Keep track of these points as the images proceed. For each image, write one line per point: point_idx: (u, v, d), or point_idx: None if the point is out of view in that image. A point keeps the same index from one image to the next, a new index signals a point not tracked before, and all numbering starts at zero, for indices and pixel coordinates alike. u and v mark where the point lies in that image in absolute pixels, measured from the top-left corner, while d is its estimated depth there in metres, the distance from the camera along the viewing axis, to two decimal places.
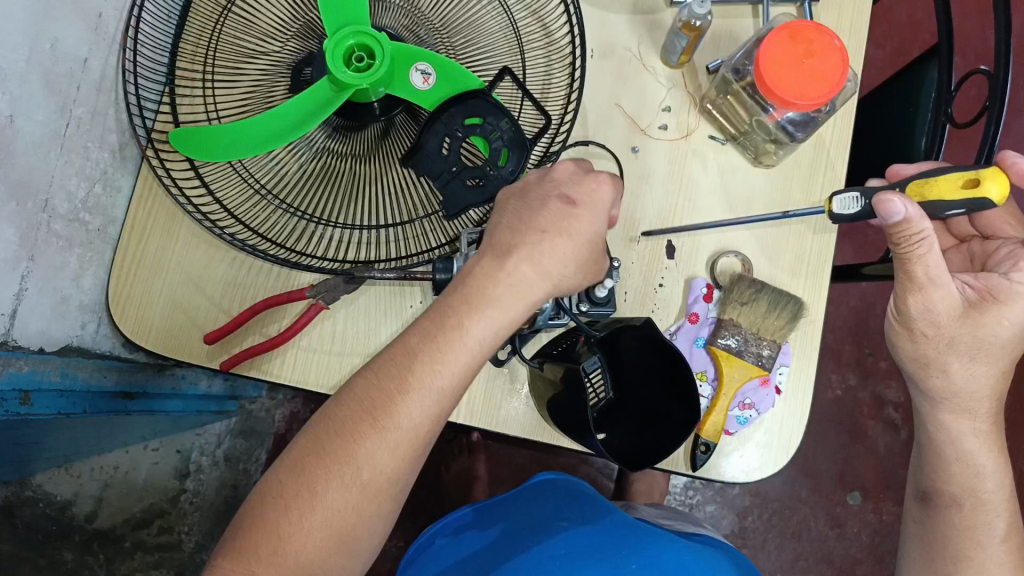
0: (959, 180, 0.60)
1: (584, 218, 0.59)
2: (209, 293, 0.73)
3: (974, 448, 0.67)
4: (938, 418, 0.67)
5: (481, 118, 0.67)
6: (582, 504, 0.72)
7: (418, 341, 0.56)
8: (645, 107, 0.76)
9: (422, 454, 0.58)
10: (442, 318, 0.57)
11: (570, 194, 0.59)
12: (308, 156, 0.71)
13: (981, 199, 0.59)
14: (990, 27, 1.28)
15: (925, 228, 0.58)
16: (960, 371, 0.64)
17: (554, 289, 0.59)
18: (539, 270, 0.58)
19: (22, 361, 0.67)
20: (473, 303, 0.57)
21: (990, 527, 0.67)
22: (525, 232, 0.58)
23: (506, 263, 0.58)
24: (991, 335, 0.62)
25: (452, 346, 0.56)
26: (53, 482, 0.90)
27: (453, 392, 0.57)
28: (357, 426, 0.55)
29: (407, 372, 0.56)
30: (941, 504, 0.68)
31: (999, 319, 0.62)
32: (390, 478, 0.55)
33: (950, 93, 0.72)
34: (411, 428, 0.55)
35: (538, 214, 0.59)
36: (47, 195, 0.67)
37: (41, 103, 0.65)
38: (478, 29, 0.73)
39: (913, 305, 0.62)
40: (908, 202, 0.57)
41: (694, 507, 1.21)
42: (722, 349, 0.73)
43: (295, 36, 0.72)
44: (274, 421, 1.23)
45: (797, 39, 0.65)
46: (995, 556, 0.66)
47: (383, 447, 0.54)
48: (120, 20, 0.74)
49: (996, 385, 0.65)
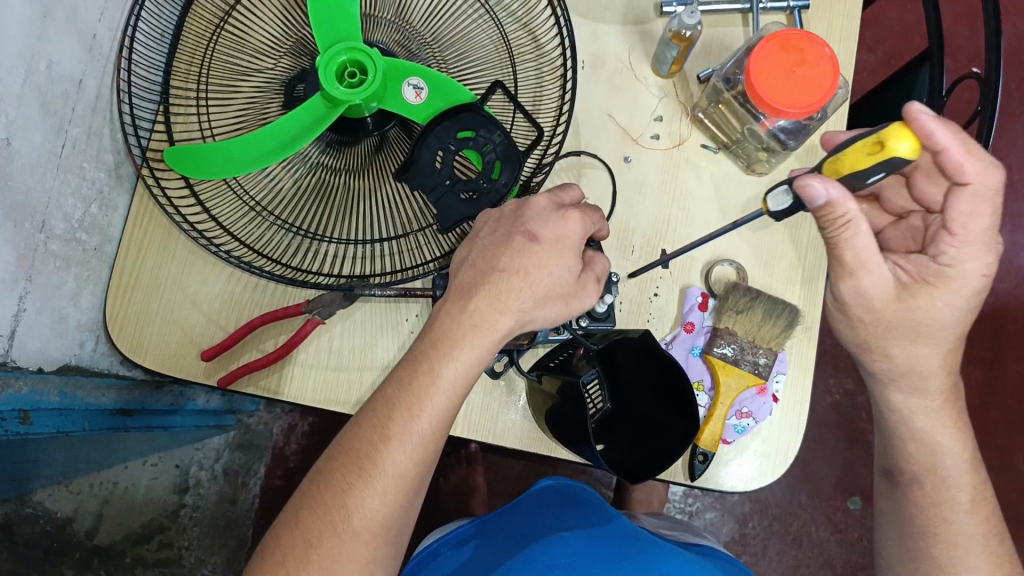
0: (865, 147, 0.54)
1: (543, 254, 0.60)
2: (206, 309, 0.74)
3: (927, 427, 0.65)
4: (890, 400, 0.66)
5: (474, 131, 0.67)
6: (582, 512, 0.71)
7: (395, 390, 0.59)
8: (637, 117, 0.76)
9: (415, 496, 0.60)
10: (415, 364, 0.60)
11: (535, 231, 0.61)
12: (302, 171, 0.72)
13: (887, 161, 0.53)
14: (981, 30, 1.28)
15: (851, 208, 0.57)
16: (902, 354, 0.63)
17: (518, 324, 0.61)
18: (520, 303, 0.60)
19: (21, 381, 0.68)
20: (440, 347, 0.60)
21: (954, 501, 0.65)
22: (482, 274, 0.61)
23: (468, 305, 0.61)
24: (927, 317, 0.61)
25: (431, 389, 0.59)
26: (53, 498, 0.93)
27: (435, 435, 0.60)
28: (346, 476, 0.58)
29: (387, 421, 0.58)
30: (905, 480, 0.68)
31: (933, 302, 0.60)
32: (384, 524, 0.58)
33: (941, 99, 0.72)
34: (396, 473, 0.58)
35: (505, 252, 0.61)
36: (44, 215, 0.68)
37: (38, 124, 0.65)
38: (470, 42, 0.73)
39: (845, 291, 0.62)
40: (828, 184, 0.56)
41: (693, 515, 1.22)
42: (718, 358, 0.73)
43: (288, 53, 0.72)
44: (274, 434, 1.21)
45: (787, 48, 0.65)
46: (966, 529, 0.65)
47: (373, 495, 0.57)
48: (114, 40, 0.74)
49: (946, 363, 0.64)
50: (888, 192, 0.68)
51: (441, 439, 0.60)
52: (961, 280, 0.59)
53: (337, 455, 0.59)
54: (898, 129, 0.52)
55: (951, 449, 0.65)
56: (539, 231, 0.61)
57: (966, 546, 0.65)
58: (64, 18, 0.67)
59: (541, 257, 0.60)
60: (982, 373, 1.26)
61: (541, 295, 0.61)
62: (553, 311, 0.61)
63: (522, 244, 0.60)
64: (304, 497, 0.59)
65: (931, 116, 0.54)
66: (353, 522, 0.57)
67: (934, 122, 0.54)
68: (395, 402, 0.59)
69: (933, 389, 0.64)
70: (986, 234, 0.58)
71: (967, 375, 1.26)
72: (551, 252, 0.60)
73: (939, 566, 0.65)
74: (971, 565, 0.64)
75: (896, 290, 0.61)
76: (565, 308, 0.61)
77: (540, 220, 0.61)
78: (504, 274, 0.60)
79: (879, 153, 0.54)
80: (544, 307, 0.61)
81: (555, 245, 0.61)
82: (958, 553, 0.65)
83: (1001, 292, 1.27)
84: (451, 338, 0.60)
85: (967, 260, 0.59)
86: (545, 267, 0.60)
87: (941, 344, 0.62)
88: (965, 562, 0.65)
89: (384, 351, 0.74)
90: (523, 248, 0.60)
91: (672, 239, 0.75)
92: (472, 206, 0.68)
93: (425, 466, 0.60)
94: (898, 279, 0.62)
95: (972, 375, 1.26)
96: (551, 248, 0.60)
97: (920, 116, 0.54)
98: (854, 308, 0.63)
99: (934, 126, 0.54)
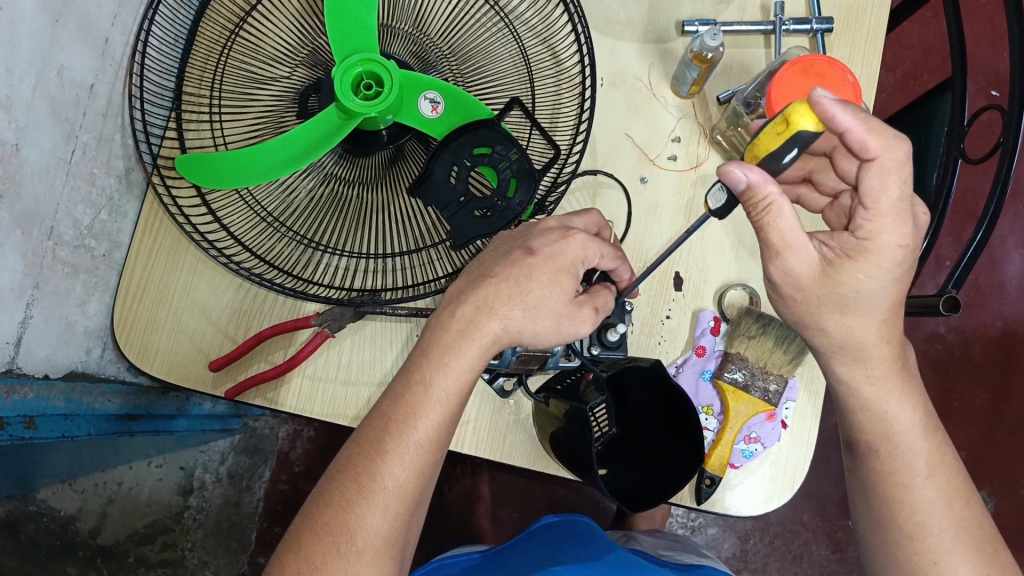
0: (774, 128, 0.55)
1: (540, 266, 0.59)
2: (215, 319, 0.73)
3: (873, 396, 0.61)
4: (832, 370, 0.62)
5: (490, 148, 0.66)
6: (577, 544, 0.70)
7: (390, 405, 0.59)
8: (655, 136, 0.76)
9: (415, 514, 0.60)
10: (408, 375, 0.59)
11: (531, 244, 0.60)
12: (316, 182, 0.71)
13: (796, 136, 0.54)
14: (1002, 53, 1.27)
15: (772, 192, 0.54)
16: (836, 329, 0.59)
17: (503, 328, 0.60)
18: (509, 310, 0.59)
19: (27, 387, 0.67)
20: (432, 357, 0.59)
21: (911, 466, 0.61)
22: (481, 281, 0.60)
23: (454, 311, 0.60)
24: (853, 292, 0.57)
25: (426, 398, 0.58)
26: (58, 497, 0.92)
27: (433, 448, 0.59)
28: (346, 494, 0.57)
29: (384, 434, 0.58)
30: (860, 449, 0.64)
31: (856, 277, 0.56)
32: (388, 540, 0.57)
33: (963, 128, 0.71)
34: (396, 487, 0.57)
35: (501, 262, 0.60)
36: (52, 222, 0.67)
37: (47, 131, 0.65)
38: (488, 55, 0.72)
39: (774, 272, 0.59)
40: (748, 168, 0.54)
41: (696, 530, 1.21)
42: (728, 383, 0.73)
43: (302, 63, 0.72)
44: (279, 439, 1.18)
45: (809, 74, 0.64)
46: (926, 494, 0.61)
47: (374, 511, 0.57)
48: (126, 44, 0.74)
49: (885, 334, 0.59)
50: (819, 175, 0.66)
51: (436, 451, 0.59)
52: (881, 253, 0.55)
53: (336, 474, 0.59)
54: (805, 108, 0.54)
55: (902, 409, 0.61)
56: (539, 247, 0.60)
57: (927, 511, 0.61)
58: (77, 23, 0.67)
59: (535, 269, 0.59)
60: (987, 397, 1.26)
61: (531, 307, 0.59)
62: (547, 321, 0.60)
63: (518, 257, 0.60)
64: (306, 519, 0.59)
65: (834, 100, 0.52)
66: (357, 541, 0.56)
67: (837, 107, 0.52)
68: (392, 415, 0.58)
69: (876, 358, 0.60)
70: (900, 205, 0.54)
71: (972, 399, 1.26)
72: (547, 266, 0.59)
73: (906, 532, 0.62)
74: (935, 527, 0.61)
75: (818, 266, 0.57)
76: (555, 326, 0.60)
77: (540, 237, 0.61)
78: (495, 280, 0.59)
79: (788, 131, 0.54)
80: (536, 318, 0.59)
81: (551, 260, 0.60)
82: (921, 518, 0.61)
83: (1010, 317, 1.27)
84: (440, 345, 0.59)
85: (884, 232, 0.54)
86: (535, 279, 0.59)
87: (874, 316, 0.58)
88: (931, 523, 0.61)
89: (393, 367, 0.74)
90: (519, 260, 0.60)
91: (686, 260, 0.75)
92: (486, 224, 0.66)
93: (425, 481, 0.59)
94: (822, 256, 0.57)
95: (978, 398, 1.26)
96: (547, 262, 0.59)
97: (824, 103, 0.52)
98: (783, 286, 0.60)
99: (837, 113, 0.52)
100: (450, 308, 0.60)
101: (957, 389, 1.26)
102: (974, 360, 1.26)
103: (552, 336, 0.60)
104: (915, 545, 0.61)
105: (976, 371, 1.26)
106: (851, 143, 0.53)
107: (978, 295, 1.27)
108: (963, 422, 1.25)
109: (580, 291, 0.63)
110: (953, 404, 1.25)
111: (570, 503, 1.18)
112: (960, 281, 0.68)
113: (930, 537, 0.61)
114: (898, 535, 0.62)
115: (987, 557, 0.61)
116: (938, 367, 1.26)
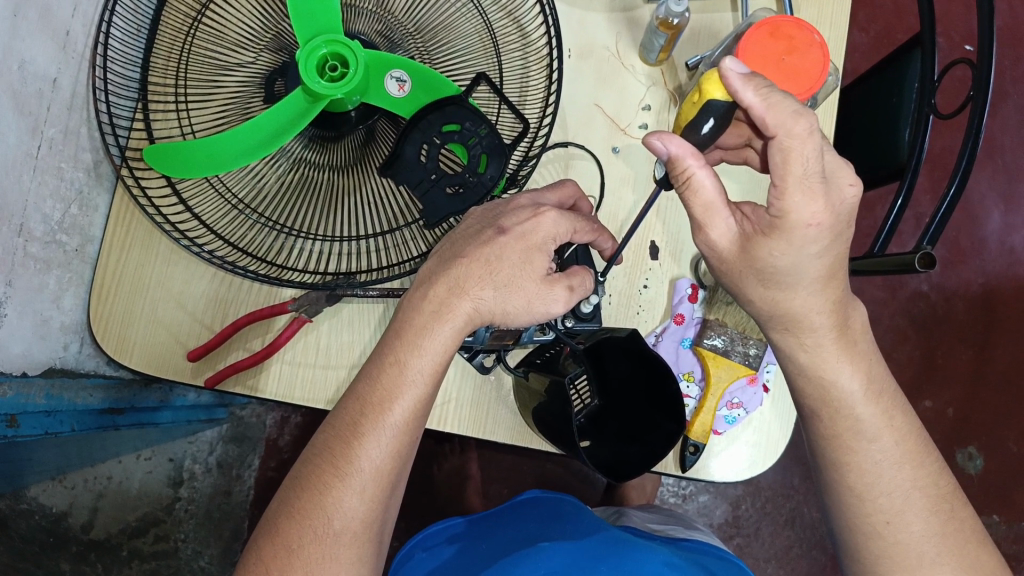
0: (692, 97, 0.56)
1: (512, 245, 0.59)
2: (190, 308, 0.73)
3: (811, 361, 0.60)
4: (772, 336, 0.61)
5: (459, 125, 0.65)
6: (563, 521, 0.71)
7: (365, 387, 0.59)
8: (624, 106, 0.75)
9: (392, 495, 0.60)
10: (382, 356, 0.59)
11: (504, 224, 0.60)
12: (285, 167, 0.71)
13: (708, 106, 0.54)
14: (974, 10, 1.27)
15: (691, 165, 0.53)
16: (763, 299, 0.58)
17: (475, 306, 0.59)
18: (480, 290, 0.59)
19: (6, 386, 0.68)
20: (404, 336, 0.59)
21: (856, 429, 0.60)
22: (452, 262, 0.60)
23: (428, 291, 0.59)
24: (770, 267, 0.55)
25: (402, 378, 0.58)
26: (47, 494, 0.90)
27: (409, 430, 0.59)
28: (322, 478, 0.57)
29: (361, 418, 0.58)
30: (810, 413, 0.63)
31: (771, 253, 0.54)
32: (365, 522, 0.57)
33: (933, 83, 0.69)
34: (373, 470, 0.57)
35: (473, 243, 0.60)
36: (22, 218, 0.67)
37: (11, 126, 0.64)
38: (453, 32, 0.71)
39: (700, 245, 0.59)
40: (667, 139, 0.53)
41: (687, 497, 1.23)
42: (708, 349, 0.73)
43: (267, 48, 0.71)
44: (267, 426, 1.21)
45: (776, 36, 0.62)
46: (881, 452, 0.60)
47: (351, 494, 0.57)
48: (88, 35, 0.72)
49: (840, 293, 0.57)
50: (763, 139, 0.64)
51: (414, 431, 0.59)
52: (794, 231, 0.52)
53: (312, 458, 0.59)
54: (717, 78, 0.54)
55: (851, 366, 0.59)
56: (510, 226, 0.60)
57: (881, 470, 0.59)
58: (37, 16, 0.66)
59: (505, 247, 0.59)
60: (972, 353, 1.27)
61: (502, 284, 0.59)
62: (519, 300, 0.59)
63: (491, 236, 0.60)
64: (284, 504, 0.59)
65: (737, 74, 0.52)
66: (334, 524, 0.56)
67: (740, 82, 0.52)
68: (369, 398, 0.58)
69: (822, 319, 0.58)
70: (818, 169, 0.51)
71: (958, 355, 1.26)
72: (519, 244, 0.59)
73: (857, 494, 0.60)
74: (889, 485, 0.59)
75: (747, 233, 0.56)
76: (528, 305, 0.59)
77: (512, 216, 0.61)
78: (466, 262, 0.59)
79: (701, 100, 0.55)
80: (508, 298, 0.59)
81: (523, 239, 0.59)
82: (876, 477, 0.59)
83: (992, 274, 1.27)
84: (413, 327, 0.59)
85: (794, 209, 0.52)
86: (506, 258, 0.59)
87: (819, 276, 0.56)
88: (880, 481, 0.59)
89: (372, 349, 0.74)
90: (491, 239, 0.59)
91: (660, 230, 0.75)
92: (458, 201, 0.66)
93: (403, 462, 0.60)
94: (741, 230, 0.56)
95: (962, 355, 1.26)
96: (519, 240, 0.59)
97: (729, 77, 0.52)
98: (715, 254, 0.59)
99: (741, 88, 0.52)
100: (420, 287, 0.60)
101: (942, 346, 1.26)
102: (957, 317, 1.27)
103: (524, 316, 0.59)
104: (867, 507, 0.60)
105: (960, 328, 1.27)
106: (754, 119, 0.52)
107: (960, 252, 1.28)
108: (949, 380, 1.26)
109: (551, 269, 0.62)
110: (939, 361, 1.26)
111: (563, 481, 1.20)
112: (935, 237, 0.67)
113: (881, 497, 0.59)
114: (852, 496, 0.61)
115: (942, 515, 0.59)
116: (923, 326, 1.26)
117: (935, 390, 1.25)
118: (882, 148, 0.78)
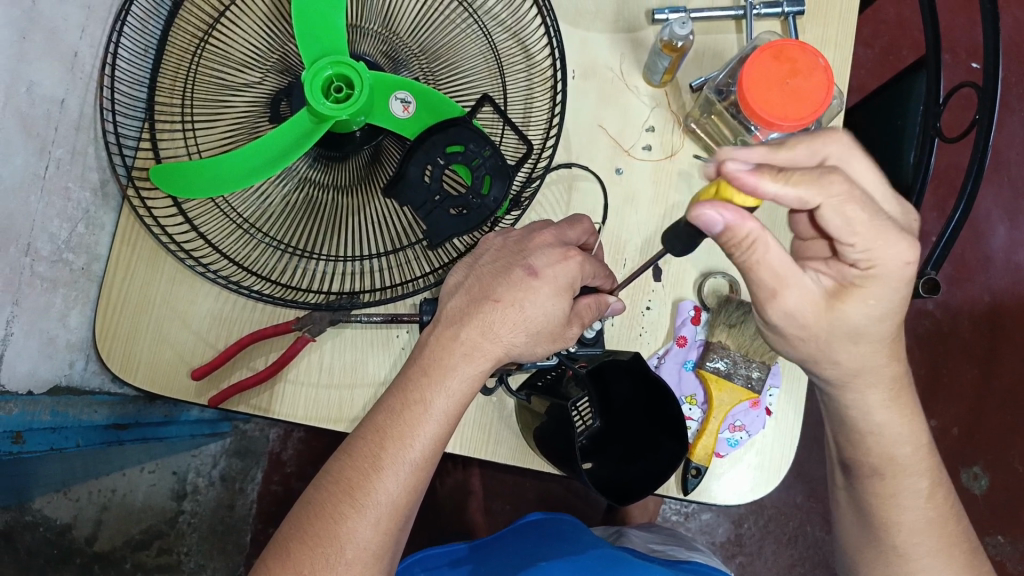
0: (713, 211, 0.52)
1: (542, 291, 0.59)
2: (195, 327, 0.73)
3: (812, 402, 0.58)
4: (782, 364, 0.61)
5: (463, 146, 0.65)
6: (563, 542, 0.71)
7: (385, 419, 0.59)
8: (628, 127, 0.75)
9: (403, 528, 0.59)
10: (406, 394, 0.59)
11: (535, 266, 0.60)
12: (290, 187, 0.71)
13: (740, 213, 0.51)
14: (978, 26, 1.27)
15: (752, 228, 0.49)
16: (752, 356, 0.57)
17: (507, 355, 0.60)
18: (513, 335, 0.59)
19: (11, 404, 0.69)
20: (432, 375, 0.59)
21: None
22: (481, 302, 0.60)
23: (458, 333, 0.60)
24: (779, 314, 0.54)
25: (425, 418, 0.58)
26: (52, 506, 0.90)
27: (424, 464, 0.59)
28: (337, 506, 0.57)
29: (379, 450, 0.58)
30: None
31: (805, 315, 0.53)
32: (376, 553, 0.57)
33: (938, 108, 0.69)
34: (388, 503, 0.57)
35: (504, 283, 0.60)
36: (29, 239, 0.67)
37: (20, 147, 0.65)
38: (457, 52, 0.71)
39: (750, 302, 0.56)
40: (721, 207, 0.49)
41: (689, 516, 1.23)
42: (711, 372, 0.73)
43: (273, 69, 0.71)
44: (269, 440, 1.21)
45: (780, 59, 0.62)
46: None
47: (365, 524, 0.57)
48: (96, 56, 0.73)
49: None
50: None
51: (430, 467, 0.59)
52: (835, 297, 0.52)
53: (325, 484, 0.58)
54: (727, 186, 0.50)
55: (858, 398, 0.59)
56: (540, 267, 0.60)
57: None
58: (44, 39, 0.66)
59: (538, 293, 0.59)
60: (978, 371, 1.26)
61: (534, 331, 0.60)
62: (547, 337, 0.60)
63: (522, 278, 0.59)
64: (295, 527, 0.58)
65: (748, 170, 0.48)
66: (346, 554, 0.56)
67: (754, 176, 0.48)
68: (388, 431, 0.58)
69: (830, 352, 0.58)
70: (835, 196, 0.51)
71: (963, 373, 1.26)
72: (550, 287, 0.59)
73: None
74: None
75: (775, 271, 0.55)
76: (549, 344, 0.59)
77: (542, 256, 0.60)
78: (499, 304, 0.59)
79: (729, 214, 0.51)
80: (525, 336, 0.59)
81: (551, 280, 0.59)
82: None
83: (997, 291, 1.27)
84: (441, 367, 0.59)
85: None
86: (537, 302, 0.59)
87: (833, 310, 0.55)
88: None
89: (377, 369, 0.74)
90: (522, 282, 0.59)
91: None
92: (462, 221, 0.66)
93: (416, 494, 0.59)
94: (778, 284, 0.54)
95: (968, 373, 1.26)
96: (550, 284, 0.59)
97: (740, 178, 0.49)
98: None
99: (757, 181, 0.49)
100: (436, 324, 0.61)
101: (948, 364, 1.26)
102: (963, 334, 1.26)
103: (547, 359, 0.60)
104: None
105: (966, 345, 1.26)
106: (787, 202, 0.50)
107: (966, 269, 1.27)
108: (954, 398, 1.25)
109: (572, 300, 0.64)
110: (945, 379, 1.25)
111: (564, 499, 1.20)
112: (939, 262, 0.66)
113: None
114: None
115: None
116: (928, 343, 1.26)
117: (941, 409, 1.25)
118: (886, 170, 0.78)
